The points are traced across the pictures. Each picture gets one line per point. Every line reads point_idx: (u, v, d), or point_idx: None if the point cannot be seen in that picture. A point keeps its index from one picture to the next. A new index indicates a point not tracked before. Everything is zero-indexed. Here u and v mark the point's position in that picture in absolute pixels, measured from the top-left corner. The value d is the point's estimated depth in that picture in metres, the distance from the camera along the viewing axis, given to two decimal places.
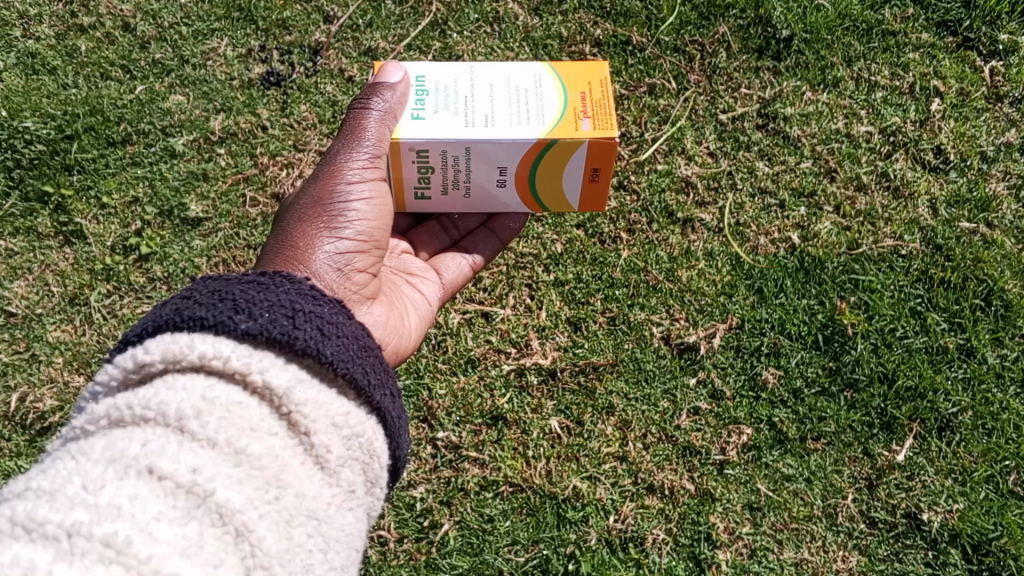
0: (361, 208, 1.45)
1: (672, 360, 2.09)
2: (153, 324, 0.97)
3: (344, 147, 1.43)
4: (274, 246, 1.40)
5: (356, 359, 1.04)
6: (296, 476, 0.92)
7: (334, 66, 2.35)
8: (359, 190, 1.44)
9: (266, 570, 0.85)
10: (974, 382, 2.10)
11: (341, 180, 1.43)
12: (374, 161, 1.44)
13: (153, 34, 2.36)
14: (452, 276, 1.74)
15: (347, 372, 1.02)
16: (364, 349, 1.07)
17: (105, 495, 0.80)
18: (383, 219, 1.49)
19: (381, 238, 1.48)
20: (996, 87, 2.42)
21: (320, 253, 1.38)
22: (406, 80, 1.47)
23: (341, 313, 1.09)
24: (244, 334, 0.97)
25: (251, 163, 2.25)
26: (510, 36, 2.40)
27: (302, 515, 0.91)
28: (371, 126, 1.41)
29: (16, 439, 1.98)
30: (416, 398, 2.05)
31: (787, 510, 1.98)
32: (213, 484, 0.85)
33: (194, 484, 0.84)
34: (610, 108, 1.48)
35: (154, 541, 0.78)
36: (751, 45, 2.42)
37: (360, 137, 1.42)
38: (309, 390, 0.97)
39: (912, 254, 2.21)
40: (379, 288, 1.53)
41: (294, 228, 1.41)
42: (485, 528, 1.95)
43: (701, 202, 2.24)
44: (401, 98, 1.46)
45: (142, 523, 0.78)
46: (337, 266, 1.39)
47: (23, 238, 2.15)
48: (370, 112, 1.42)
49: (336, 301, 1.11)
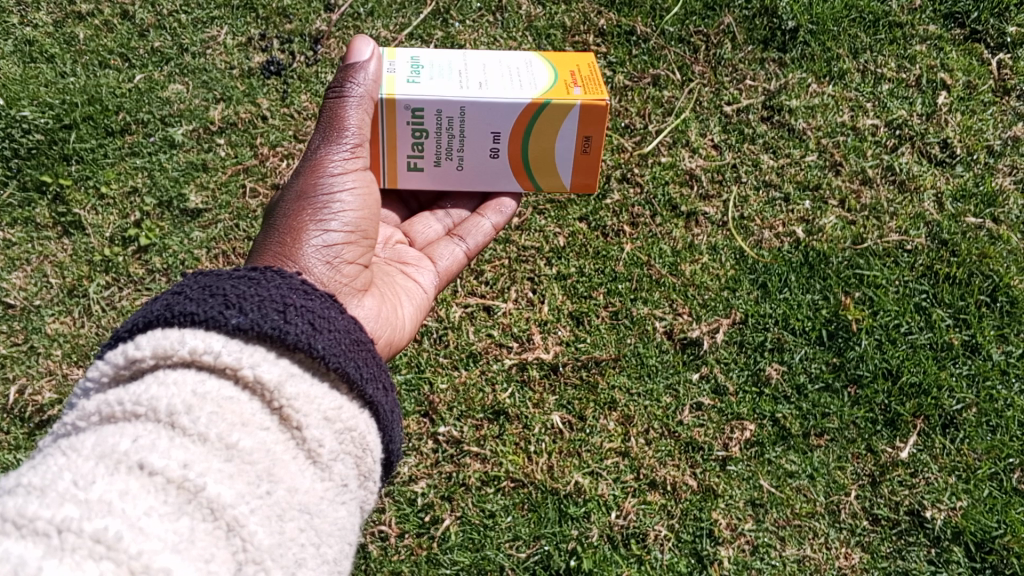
0: (348, 198, 1.43)
1: (675, 355, 2.08)
2: (144, 319, 0.96)
3: (325, 138, 1.41)
4: (264, 242, 1.40)
5: (348, 353, 1.02)
6: (289, 471, 0.91)
7: (335, 55, 2.32)
8: (343, 180, 1.42)
9: (259, 564, 0.84)
10: (979, 378, 2.09)
11: (324, 173, 1.41)
12: (355, 151, 1.42)
13: (153, 22, 2.33)
14: (447, 265, 1.72)
15: (339, 367, 1.00)
16: (357, 343, 1.05)
17: (95, 490, 0.79)
18: (371, 209, 1.47)
19: (369, 229, 1.47)
20: (1003, 81, 2.40)
21: (308, 245, 1.37)
22: (377, 57, 1.42)
23: (333, 306, 1.07)
24: (235, 329, 0.96)
25: (251, 153, 2.23)
26: (513, 26, 2.36)
27: (295, 509, 0.90)
28: (348, 114, 1.40)
29: (14, 432, 1.98)
30: (417, 392, 2.04)
31: (790, 507, 1.98)
32: (205, 479, 0.84)
33: (186, 479, 0.83)
34: (599, 85, 1.51)
35: (145, 536, 0.77)
36: (756, 35, 2.38)
37: (340, 127, 1.40)
38: (300, 384, 0.96)
39: (917, 249, 2.19)
40: (371, 281, 1.51)
41: (282, 224, 1.41)
42: (486, 523, 1.95)
43: (705, 194, 2.22)
44: (376, 82, 1.42)
45: (133, 519, 0.78)
46: (326, 259, 1.37)
47: (21, 229, 2.14)
48: (347, 100, 1.40)
49: (329, 294, 1.09)
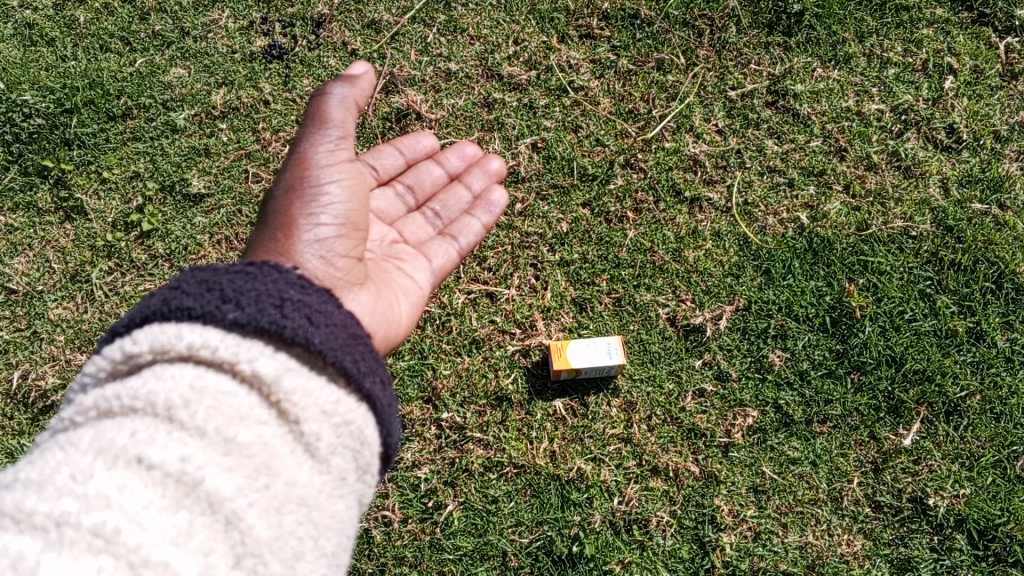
0: (336, 189, 1.54)
1: (678, 342, 2.08)
2: (142, 315, 1.08)
3: (309, 132, 1.55)
4: (259, 242, 1.50)
5: (344, 347, 1.15)
6: (287, 465, 1.03)
7: (337, 38, 2.30)
8: (330, 173, 1.54)
9: (257, 556, 0.95)
10: (983, 365, 2.08)
11: (310, 166, 1.53)
12: (338, 143, 1.56)
13: (153, 5, 2.30)
14: (442, 262, 1.76)
15: (336, 361, 1.12)
16: (353, 337, 1.18)
17: (92, 485, 0.90)
18: (357, 203, 1.58)
19: (357, 222, 1.56)
20: (1011, 65, 2.32)
21: (300, 241, 1.47)
22: (370, 72, 1.63)
23: (329, 302, 1.19)
24: (233, 323, 1.08)
25: (253, 138, 2.21)
26: (516, 9, 2.32)
27: (292, 502, 1.02)
28: (332, 110, 1.55)
29: (17, 418, 2.01)
30: (421, 378, 2.04)
31: (792, 493, 2.00)
32: (202, 473, 0.95)
33: (184, 472, 0.94)
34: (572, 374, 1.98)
35: (141, 530, 0.88)
36: (761, 19, 2.34)
37: (325, 121, 1.55)
38: (298, 378, 1.08)
39: (923, 236, 2.17)
40: (367, 277, 1.58)
41: (275, 222, 1.51)
42: (490, 509, 1.97)
43: (709, 180, 2.20)
44: (364, 89, 1.61)
45: (130, 513, 0.89)
46: (320, 254, 1.47)
47: (23, 214, 2.16)
48: (331, 98, 1.55)
49: (323, 290, 1.21)
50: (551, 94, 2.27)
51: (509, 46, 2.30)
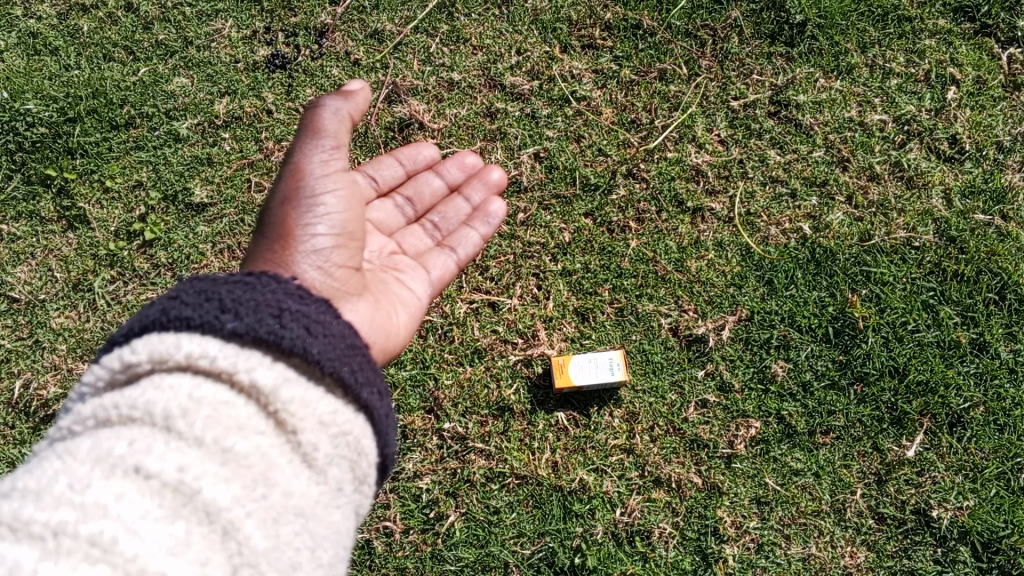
0: (333, 199, 1.54)
1: (680, 352, 2.07)
2: (140, 324, 1.08)
3: (306, 142, 1.55)
4: (258, 253, 1.51)
5: (343, 358, 1.14)
6: (283, 475, 1.04)
7: (340, 48, 2.30)
8: (328, 182, 1.54)
9: (254, 567, 0.96)
10: (986, 376, 2.07)
11: (307, 174, 1.53)
12: (335, 153, 1.56)
13: (156, 14, 2.30)
14: (440, 273, 1.76)
15: (333, 371, 1.12)
16: (352, 348, 1.17)
17: (89, 495, 0.92)
18: (355, 212, 1.58)
19: (354, 231, 1.57)
20: (1014, 76, 2.32)
21: (298, 251, 1.48)
22: (366, 85, 1.63)
23: (328, 311, 1.19)
24: (231, 334, 1.08)
25: (256, 147, 2.21)
26: (519, 19, 2.32)
27: (289, 513, 1.02)
28: (328, 121, 1.55)
29: (20, 427, 2.02)
30: (422, 388, 2.04)
31: (795, 505, 1.99)
32: (200, 483, 0.96)
33: (181, 482, 0.96)
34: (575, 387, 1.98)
35: (139, 539, 0.90)
36: (764, 29, 2.34)
37: (322, 131, 1.55)
38: (295, 389, 1.08)
39: (925, 246, 2.16)
40: (366, 287, 1.58)
41: (273, 232, 1.51)
42: (491, 520, 1.97)
43: (711, 190, 2.20)
44: (360, 103, 1.61)
45: (128, 522, 0.91)
46: (317, 264, 1.48)
47: (25, 223, 2.16)
48: (327, 109, 1.56)
49: (323, 299, 1.21)
50: (553, 104, 2.27)
51: (511, 56, 2.30)
